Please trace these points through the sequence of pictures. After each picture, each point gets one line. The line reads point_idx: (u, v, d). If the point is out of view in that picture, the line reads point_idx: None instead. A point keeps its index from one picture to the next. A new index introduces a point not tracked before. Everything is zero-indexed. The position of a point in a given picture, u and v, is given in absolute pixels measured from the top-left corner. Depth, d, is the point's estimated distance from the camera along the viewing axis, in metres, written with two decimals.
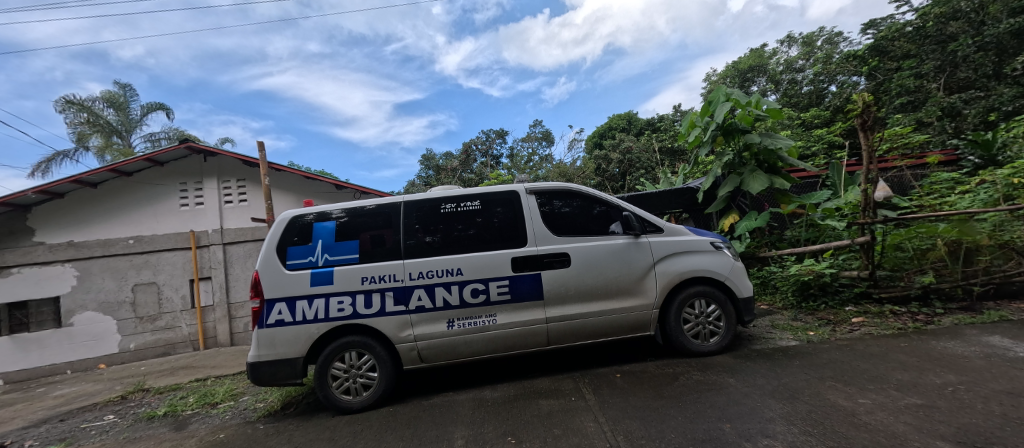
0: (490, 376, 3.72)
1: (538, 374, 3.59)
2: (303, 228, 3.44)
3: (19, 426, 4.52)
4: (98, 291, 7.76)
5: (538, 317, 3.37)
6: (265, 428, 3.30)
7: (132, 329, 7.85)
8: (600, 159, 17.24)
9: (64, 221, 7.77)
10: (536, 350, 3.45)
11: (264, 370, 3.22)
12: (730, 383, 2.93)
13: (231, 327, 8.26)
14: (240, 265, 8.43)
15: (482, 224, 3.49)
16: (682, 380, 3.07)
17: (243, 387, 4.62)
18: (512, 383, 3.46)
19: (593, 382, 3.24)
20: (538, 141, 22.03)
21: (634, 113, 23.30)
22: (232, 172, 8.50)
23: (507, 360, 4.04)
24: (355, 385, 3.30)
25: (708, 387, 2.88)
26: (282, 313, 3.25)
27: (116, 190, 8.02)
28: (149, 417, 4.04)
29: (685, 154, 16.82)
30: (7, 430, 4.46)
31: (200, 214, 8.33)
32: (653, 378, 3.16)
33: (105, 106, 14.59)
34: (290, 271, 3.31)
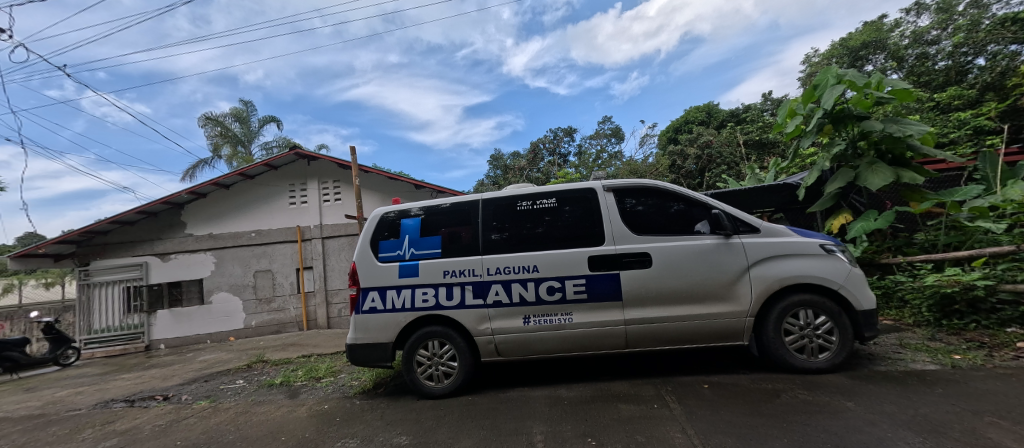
0: (565, 374, 3.72)
1: (616, 377, 3.49)
2: (392, 224, 3.73)
3: (178, 383, 5.53)
4: (230, 275, 9.17)
5: (616, 318, 3.28)
6: (360, 404, 3.64)
7: (254, 308, 9.14)
8: (675, 154, 16.31)
9: (205, 216, 9.27)
10: (614, 351, 3.35)
11: (360, 351, 3.55)
12: (848, 407, 2.58)
13: (328, 312, 9.17)
14: (336, 257, 9.33)
15: (553, 222, 3.47)
16: (783, 398, 2.77)
17: (340, 366, 5.15)
18: (588, 383, 3.41)
19: (678, 390, 3.06)
20: (607, 138, 21.38)
21: (714, 104, 21.56)
22: (329, 174, 9.47)
23: (584, 362, 3.98)
24: (438, 372, 3.48)
25: (818, 409, 2.57)
26: (375, 301, 3.55)
27: (242, 191, 9.38)
28: (270, 384, 4.70)
29: (776, 146, 15.09)
30: (171, 384, 5.50)
31: (304, 212, 9.40)
32: (749, 393, 2.89)
33: (233, 120, 17.07)
34: (382, 262, 3.61)
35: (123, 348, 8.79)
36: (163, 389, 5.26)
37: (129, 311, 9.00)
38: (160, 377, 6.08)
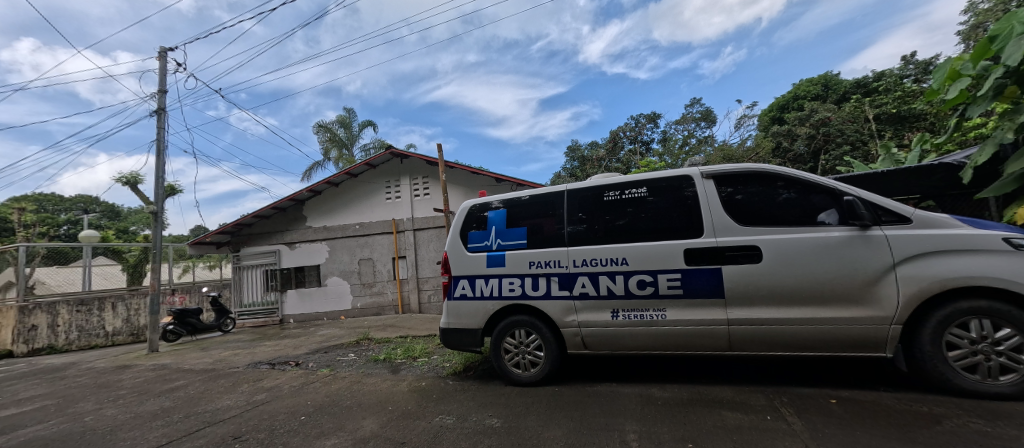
0: (656, 373, 3.55)
1: (718, 382, 3.24)
2: (479, 216, 3.87)
3: (307, 351, 6.43)
4: (341, 262, 10.36)
5: (718, 316, 3.02)
6: (453, 384, 3.88)
7: (360, 291, 10.21)
8: (781, 135, 14.57)
9: (320, 211, 10.55)
10: (716, 353, 3.10)
11: (452, 335, 3.79)
12: None
13: (420, 297, 9.87)
14: (425, 248, 9.98)
15: (637, 214, 3.32)
16: (945, 425, 2.31)
17: (434, 347, 5.55)
18: (685, 385, 3.23)
19: (797, 403, 2.74)
20: (695, 122, 19.68)
21: (831, 75, 18.64)
22: (419, 171, 10.13)
23: (683, 363, 3.76)
24: (525, 361, 3.55)
25: (996, 441, 2.09)
26: (465, 288, 3.75)
27: (347, 189, 10.47)
28: (376, 359, 5.25)
29: (919, 121, 12.54)
30: (302, 352, 6.43)
31: (398, 206, 10.19)
32: (892, 416, 2.48)
33: (338, 126, 19.06)
34: (471, 252, 3.79)
35: (263, 321, 10.43)
36: (295, 356, 6.18)
37: (268, 290, 10.67)
38: (291, 345, 7.14)
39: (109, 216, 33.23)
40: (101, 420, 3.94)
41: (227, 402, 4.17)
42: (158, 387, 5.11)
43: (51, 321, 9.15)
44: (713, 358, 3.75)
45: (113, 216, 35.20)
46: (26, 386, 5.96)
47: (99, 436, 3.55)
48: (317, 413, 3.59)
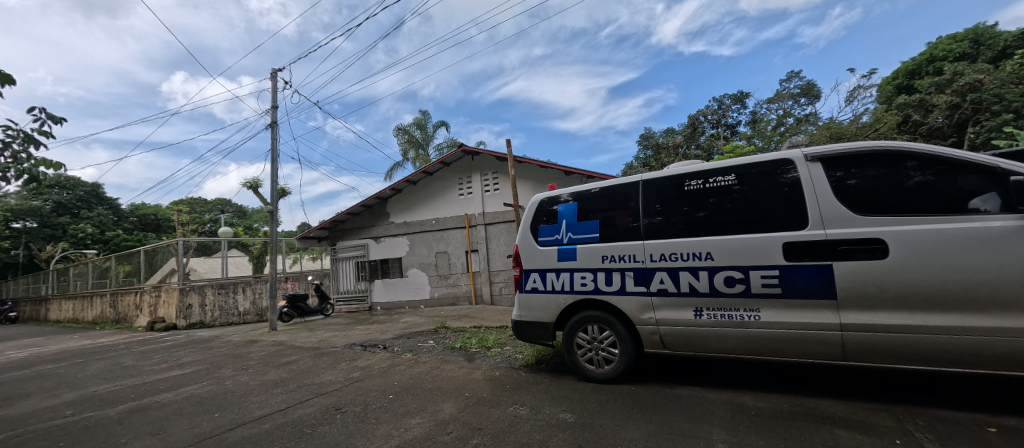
0: (749, 382, 3.28)
1: (830, 396, 2.91)
2: (550, 209, 3.87)
3: (393, 336, 6.95)
4: (418, 255, 10.97)
5: (829, 321, 2.68)
6: (525, 376, 3.93)
7: (435, 283, 10.72)
8: (916, 103, 10.59)
9: (400, 208, 11.28)
10: (827, 363, 2.74)
11: (525, 328, 3.84)
12: None
13: (492, 289, 10.06)
14: (496, 242, 10.12)
15: (721, 204, 3.10)
16: None
17: (505, 339, 5.66)
18: (787, 396, 2.95)
19: (937, 429, 2.36)
20: (792, 99, 18.12)
21: (983, 29, 15.50)
22: (489, 167, 10.31)
23: (786, 373, 3.42)
24: (598, 357, 3.47)
25: None
26: (536, 281, 3.80)
27: (423, 187, 11.04)
28: (451, 347, 5.49)
29: None
30: (389, 336, 6.95)
31: (470, 202, 10.49)
32: None
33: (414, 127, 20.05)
34: (542, 246, 3.82)
35: (357, 307, 11.50)
36: (384, 340, 6.70)
37: (359, 280, 11.71)
38: (379, 330, 7.76)
39: (236, 217, 38.72)
40: (234, 389, 4.63)
41: (329, 377, 4.70)
42: (275, 361, 5.92)
43: (201, 300, 11.29)
44: (818, 369, 3.40)
45: (241, 215, 40.93)
46: (187, 354, 7.28)
47: (238, 399, 4.24)
48: (403, 393, 3.88)
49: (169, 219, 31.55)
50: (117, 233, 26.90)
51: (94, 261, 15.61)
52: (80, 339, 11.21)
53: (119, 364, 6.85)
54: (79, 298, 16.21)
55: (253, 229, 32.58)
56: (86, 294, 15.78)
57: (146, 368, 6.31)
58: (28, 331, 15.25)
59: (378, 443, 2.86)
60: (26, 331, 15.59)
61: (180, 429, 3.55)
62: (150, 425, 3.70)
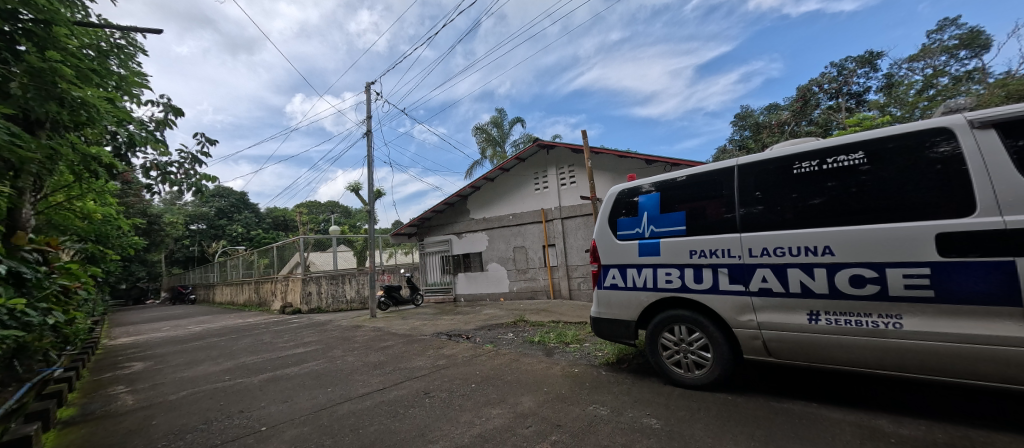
0: (882, 402, 2.79)
1: (1006, 428, 2.33)
2: (629, 201, 3.67)
3: (476, 327, 7.19)
4: (497, 249, 11.23)
5: (1006, 336, 2.13)
6: (606, 375, 3.78)
7: (514, 276, 10.88)
8: None
9: (479, 204, 11.64)
10: (1002, 388, 2.19)
11: (604, 325, 3.69)
12: None
13: (570, 284, 9.90)
14: (574, 236, 9.93)
15: (843, 188, 2.66)
16: None
17: (585, 335, 5.51)
18: (939, 424, 2.42)
19: None
20: (948, 53, 14.76)
21: None
22: (565, 160, 10.12)
23: (938, 395, 2.82)
24: (688, 361, 3.20)
25: None
26: (615, 277, 3.63)
27: (500, 183, 11.25)
28: (531, 341, 5.50)
29: None
30: (473, 327, 7.21)
31: (546, 196, 10.43)
32: None
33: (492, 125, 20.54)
34: (620, 241, 3.64)
35: (443, 298, 12.16)
36: (468, 330, 6.96)
37: (444, 273, 12.37)
38: (462, 321, 8.09)
39: (342, 217, 43.38)
40: (339, 368, 5.15)
41: (418, 363, 4.99)
42: (374, 345, 6.46)
43: (317, 288, 12.92)
44: (978, 390, 2.79)
45: (348, 214, 45.80)
46: (307, 334, 8.32)
47: (345, 377, 4.70)
48: (484, 383, 3.97)
49: (292, 219, 36.43)
50: (257, 232, 32.09)
51: (242, 255, 18.72)
52: (232, 318, 13.51)
53: (259, 340, 8.08)
54: (232, 285, 19.58)
55: (357, 226, 36.05)
56: (237, 281, 18.95)
57: (277, 345, 7.36)
58: (199, 310, 18.78)
59: (461, 430, 2.96)
60: (197, 310, 19.29)
61: (297, 401, 4.04)
62: (280, 393, 4.33)
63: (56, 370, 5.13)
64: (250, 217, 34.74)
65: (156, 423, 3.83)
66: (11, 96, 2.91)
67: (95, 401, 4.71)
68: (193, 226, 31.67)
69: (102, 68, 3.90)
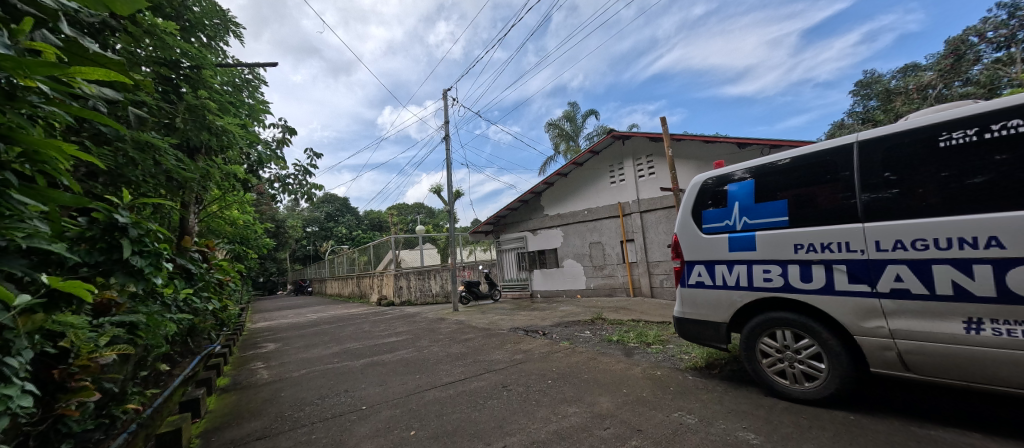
0: None
1: None
2: (716, 191, 3.34)
3: (553, 323, 7.13)
4: (572, 245, 11.06)
5: None
6: (694, 380, 3.49)
7: (591, 273, 10.63)
8: None
9: (552, 200, 11.57)
10: None
11: (689, 327, 3.39)
12: None
13: (652, 281, 9.40)
14: (655, 230, 9.40)
15: (1015, 163, 2.14)
16: None
17: (669, 336, 5.17)
18: None
19: None
20: None
21: None
22: (642, 150, 9.60)
23: None
24: (794, 371, 2.81)
25: None
26: (702, 275, 3.32)
27: (574, 178, 11.05)
28: (609, 339, 5.30)
29: None
30: (550, 323, 7.17)
31: (623, 189, 10.01)
32: None
33: (565, 120, 20.28)
34: (707, 235, 3.33)
35: (520, 293, 12.32)
36: (546, 326, 6.93)
37: (521, 269, 12.51)
38: (539, 317, 8.10)
39: (427, 216, 46.15)
40: (425, 358, 5.42)
41: (496, 357, 5.08)
42: (456, 337, 6.72)
43: (407, 283, 13.90)
44: None
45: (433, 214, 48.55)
46: (399, 325, 8.96)
47: (429, 366, 4.93)
48: (560, 380, 3.89)
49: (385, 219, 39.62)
50: (359, 233, 35.55)
51: (347, 253, 20.87)
52: (338, 308, 15.11)
53: (359, 328, 8.88)
54: (339, 279, 21.92)
55: (440, 225, 38.02)
56: (343, 276, 21.19)
57: (374, 333, 8.03)
58: (314, 301, 21.35)
59: (538, 425, 2.92)
60: (312, 301, 21.93)
61: (390, 385, 4.33)
62: (375, 377, 4.70)
63: (214, 346, 6.09)
64: (353, 220, 38.60)
65: (284, 394, 4.40)
66: (178, 129, 3.69)
67: (242, 373, 5.57)
68: (309, 228, 36.15)
69: (237, 100, 4.73)
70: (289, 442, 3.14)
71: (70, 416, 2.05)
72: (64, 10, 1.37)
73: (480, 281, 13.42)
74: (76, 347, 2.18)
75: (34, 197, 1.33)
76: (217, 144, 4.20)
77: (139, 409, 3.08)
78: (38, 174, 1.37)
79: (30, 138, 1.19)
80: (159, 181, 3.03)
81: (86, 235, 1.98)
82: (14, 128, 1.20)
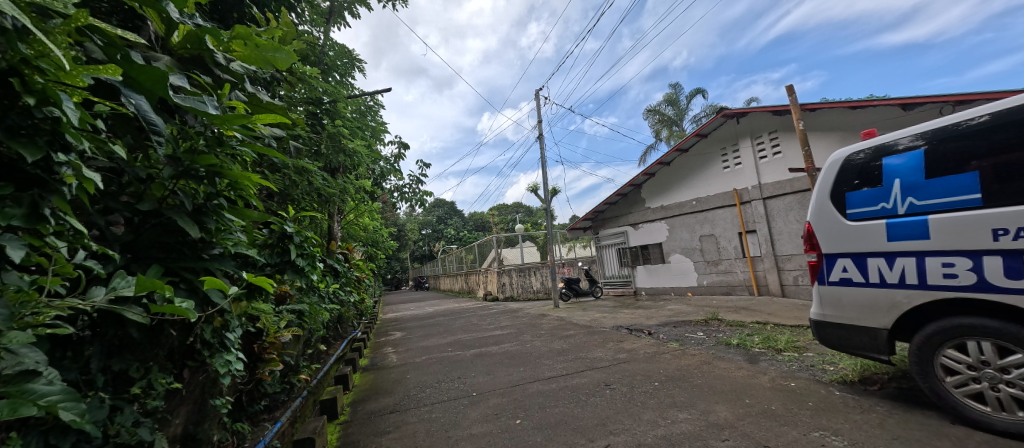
0: None
1: None
2: (865, 168, 2.76)
3: (659, 322, 6.69)
4: (680, 239, 10.26)
5: None
6: (842, 395, 2.92)
7: (703, 269, 9.73)
8: None
9: (655, 191, 10.86)
10: None
11: (832, 332, 2.84)
12: None
13: (781, 278, 8.24)
14: (782, 219, 8.22)
15: None
16: None
17: (805, 342, 4.45)
18: None
19: None
20: None
21: None
22: (763, 127, 8.45)
23: None
24: (1000, 396, 2.17)
25: None
26: (848, 270, 2.77)
27: (679, 166, 10.22)
28: (728, 343, 4.76)
29: None
30: (657, 322, 6.74)
31: (739, 173, 8.95)
32: None
33: (666, 104, 18.95)
34: (853, 222, 2.75)
35: (622, 290, 11.84)
36: (654, 325, 6.52)
37: (622, 265, 12.00)
38: (644, 315, 7.67)
39: (526, 215, 47.13)
40: (528, 352, 5.48)
41: (600, 355, 4.92)
42: (558, 333, 6.69)
43: (509, 280, 14.34)
44: None
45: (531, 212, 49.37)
46: (504, 319, 9.27)
47: (534, 361, 4.98)
48: (670, 383, 3.59)
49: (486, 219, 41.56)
50: (464, 232, 37.82)
51: (454, 252, 22.35)
52: (449, 303, 16.26)
53: (468, 322, 9.41)
54: (449, 276, 23.60)
55: (538, 222, 38.45)
56: (452, 273, 22.76)
57: (481, 327, 8.42)
58: (428, 295, 23.33)
59: (645, 428, 2.72)
60: (426, 296, 23.99)
61: (496, 376, 4.45)
62: (485, 368, 4.90)
63: (355, 333, 6.97)
64: (457, 221, 41.23)
65: (410, 378, 4.83)
66: (323, 155, 4.35)
67: (376, 357, 6.30)
68: (422, 231, 39.64)
69: (364, 123, 5.33)
70: (413, 421, 3.40)
71: (265, 379, 2.57)
72: (248, 72, 1.52)
73: (580, 278, 13.22)
74: (269, 329, 2.51)
75: (238, 214, 1.55)
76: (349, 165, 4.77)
77: (308, 378, 3.58)
78: (237, 196, 1.58)
79: (234, 172, 1.36)
80: (313, 198, 3.55)
81: (269, 243, 2.37)
82: (224, 165, 1.38)
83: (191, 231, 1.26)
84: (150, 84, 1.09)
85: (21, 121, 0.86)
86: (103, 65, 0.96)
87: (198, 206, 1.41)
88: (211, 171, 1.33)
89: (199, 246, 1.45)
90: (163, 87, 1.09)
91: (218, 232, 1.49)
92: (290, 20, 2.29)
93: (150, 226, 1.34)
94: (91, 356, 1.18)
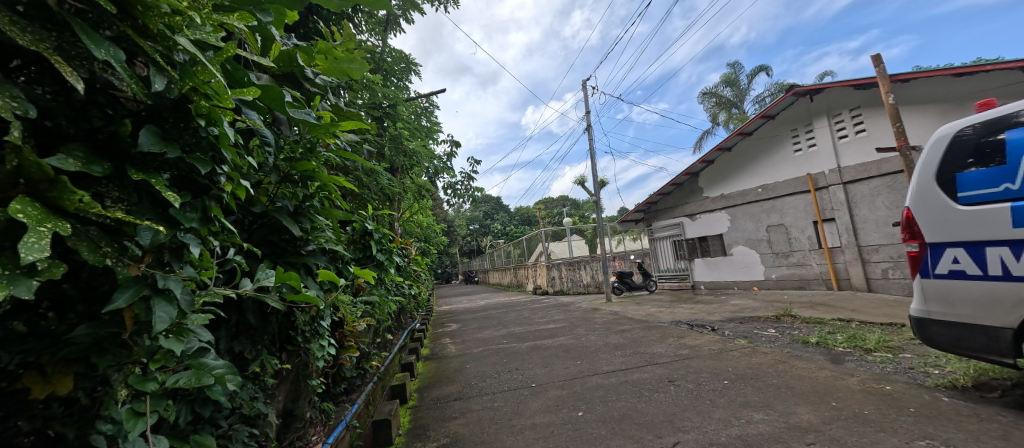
0: None
1: None
2: (982, 146, 2.41)
3: (722, 318, 6.33)
4: (744, 230, 9.60)
5: None
6: (951, 402, 2.60)
7: (772, 262, 9.04)
8: None
9: (715, 179, 10.24)
10: None
11: (939, 331, 2.54)
12: None
13: (867, 271, 7.45)
14: (868, 205, 7.42)
15: None
16: None
17: (899, 342, 4.00)
18: None
19: None
20: None
21: None
22: (842, 103, 7.65)
23: None
24: None
25: None
26: (960, 262, 2.44)
27: (743, 151, 9.55)
28: (805, 341, 4.40)
29: None
30: (719, 318, 6.38)
31: (814, 156, 8.19)
32: None
33: (724, 86, 17.77)
34: (966, 207, 2.42)
35: (680, 284, 11.33)
36: (716, 321, 6.18)
37: (679, 258, 11.47)
38: (706, 310, 7.28)
39: (577, 208, 46.43)
40: (584, 345, 5.44)
41: (658, 350, 4.77)
42: (612, 328, 6.56)
43: (560, 273, 14.25)
44: None
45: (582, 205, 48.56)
46: (556, 313, 9.26)
47: (590, 354, 4.93)
48: (740, 382, 3.39)
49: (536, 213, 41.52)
50: (513, 227, 38.08)
51: (503, 247, 22.54)
52: (501, 296, 16.48)
53: (521, 315, 9.51)
54: (499, 271, 23.89)
55: (586, 215, 37.85)
56: (501, 268, 23.04)
57: (535, 320, 8.48)
58: (480, 289, 23.80)
59: (717, 427, 2.60)
60: (478, 290, 24.50)
61: (553, 368, 4.47)
62: (541, 359, 4.94)
63: (415, 325, 7.29)
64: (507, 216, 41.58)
65: (468, 367, 4.99)
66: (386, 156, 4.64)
67: (436, 347, 6.57)
68: (474, 226, 40.43)
69: (420, 124, 5.56)
70: (475, 407, 3.52)
71: (346, 363, 2.80)
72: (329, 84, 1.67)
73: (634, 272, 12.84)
74: (345, 320, 2.70)
75: (327, 214, 1.70)
76: (408, 164, 5.01)
77: (378, 364, 3.81)
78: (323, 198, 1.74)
79: (324, 174, 1.50)
80: (380, 197, 3.79)
81: (354, 239, 2.58)
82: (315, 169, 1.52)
83: (293, 228, 1.42)
84: (272, 102, 1.20)
85: (190, 140, 0.98)
86: (245, 88, 1.07)
87: (295, 208, 1.55)
88: (305, 175, 1.48)
89: (298, 243, 1.63)
90: (280, 104, 1.21)
91: (312, 231, 1.65)
92: (350, 31, 2.43)
93: (259, 226, 1.50)
94: (219, 338, 1.35)
